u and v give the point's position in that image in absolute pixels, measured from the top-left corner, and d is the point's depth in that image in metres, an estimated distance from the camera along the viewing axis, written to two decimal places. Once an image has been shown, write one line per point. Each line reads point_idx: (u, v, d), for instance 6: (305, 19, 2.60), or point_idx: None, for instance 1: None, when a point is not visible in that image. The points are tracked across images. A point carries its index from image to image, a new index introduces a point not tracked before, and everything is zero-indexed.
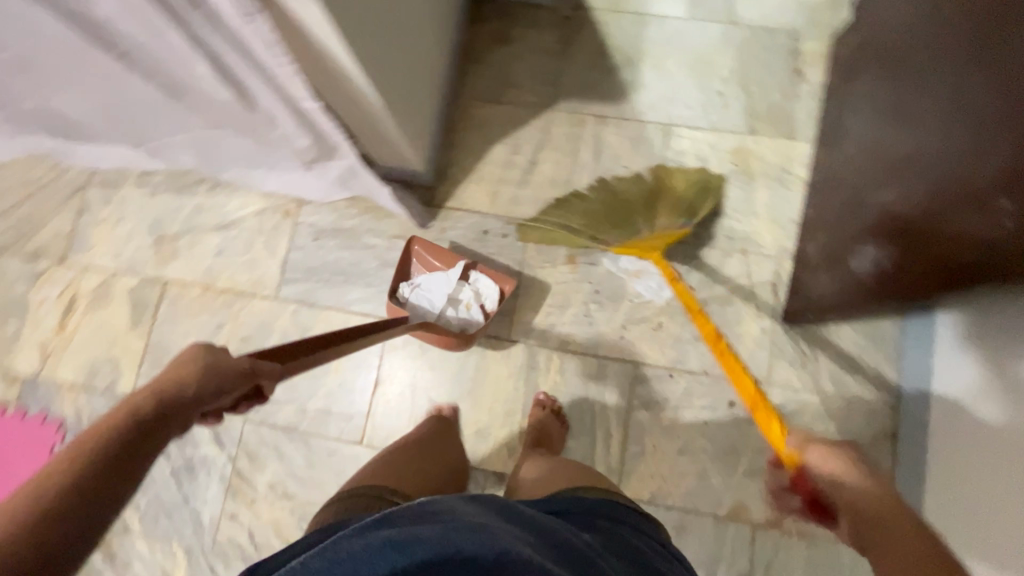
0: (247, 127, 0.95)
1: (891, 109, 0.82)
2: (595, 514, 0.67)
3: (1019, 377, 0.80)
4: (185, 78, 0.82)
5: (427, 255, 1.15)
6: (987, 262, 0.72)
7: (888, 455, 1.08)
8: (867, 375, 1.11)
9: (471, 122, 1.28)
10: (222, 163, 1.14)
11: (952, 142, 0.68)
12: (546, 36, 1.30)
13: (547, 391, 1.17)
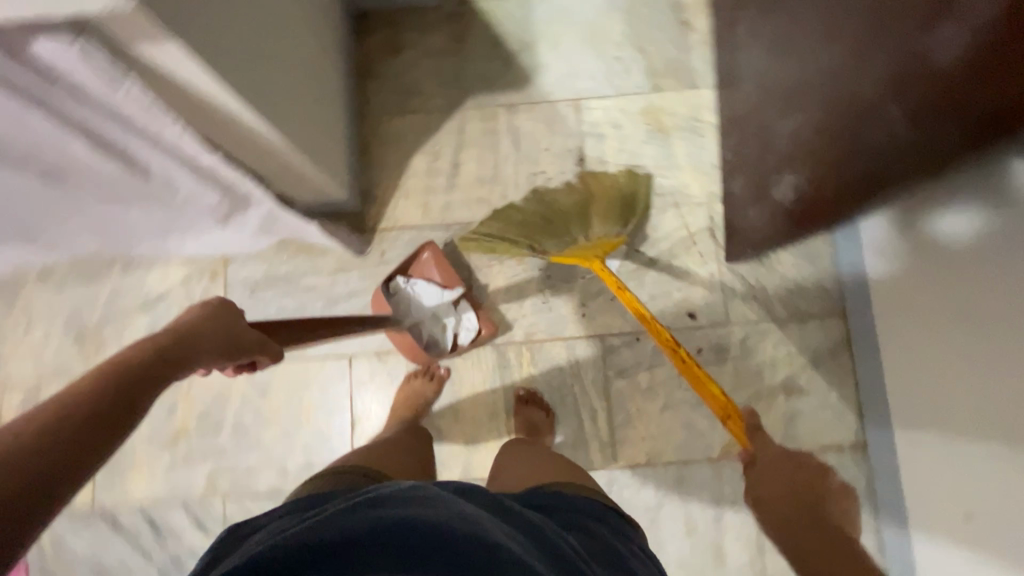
0: (146, 195, 0.89)
1: (775, 45, 0.87)
2: (584, 514, 0.66)
3: (940, 261, 0.88)
4: (61, 159, 0.75)
5: (431, 265, 1.14)
6: (887, 170, 0.77)
7: (847, 360, 1.15)
8: (813, 292, 1.18)
9: (384, 139, 1.25)
10: (129, 240, 1.07)
11: (840, 63, 0.74)
12: (438, 37, 1.29)
13: (532, 386, 1.17)
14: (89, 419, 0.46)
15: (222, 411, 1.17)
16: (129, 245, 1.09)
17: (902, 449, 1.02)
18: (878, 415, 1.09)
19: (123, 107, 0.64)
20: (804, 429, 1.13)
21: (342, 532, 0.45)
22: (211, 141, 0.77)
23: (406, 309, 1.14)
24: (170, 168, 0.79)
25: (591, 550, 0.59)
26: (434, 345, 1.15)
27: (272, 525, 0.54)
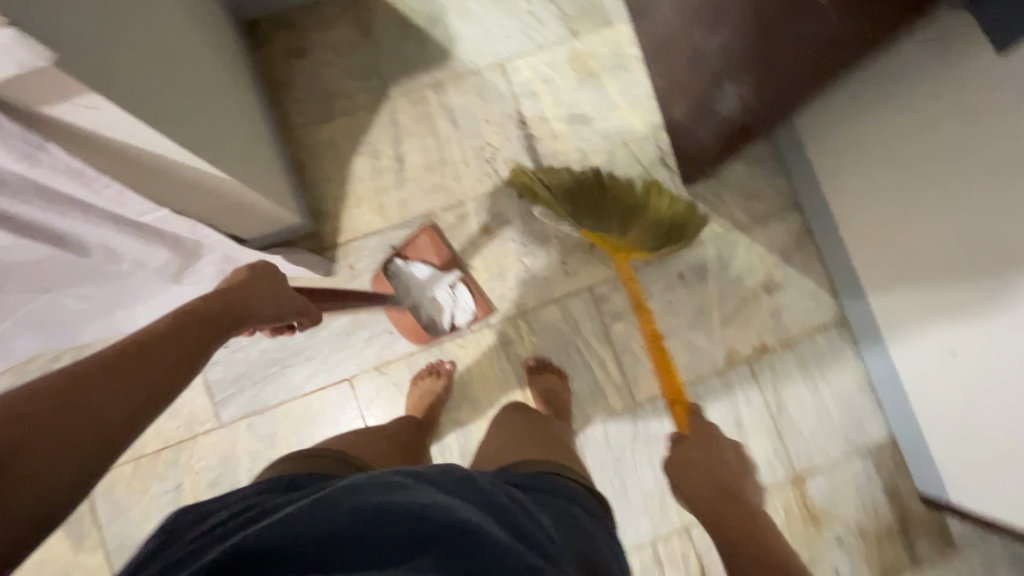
0: (82, 277, 0.75)
1: None
2: (552, 494, 0.67)
3: (882, 132, 0.96)
4: None
5: (426, 245, 1.16)
6: (821, 60, 0.83)
7: (812, 246, 1.23)
8: (767, 192, 1.24)
9: (317, 150, 1.19)
10: (65, 332, 0.92)
11: None
12: (342, 31, 1.22)
13: (540, 354, 1.18)
14: (138, 358, 0.55)
15: (234, 472, 1.11)
16: (74, 335, 0.96)
17: (879, 311, 1.12)
18: (851, 288, 1.18)
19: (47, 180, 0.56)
20: (791, 319, 1.21)
21: (309, 530, 0.44)
22: (153, 195, 0.70)
23: (405, 287, 1.15)
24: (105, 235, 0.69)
25: (559, 526, 0.59)
26: (432, 326, 1.15)
27: (234, 505, 0.53)
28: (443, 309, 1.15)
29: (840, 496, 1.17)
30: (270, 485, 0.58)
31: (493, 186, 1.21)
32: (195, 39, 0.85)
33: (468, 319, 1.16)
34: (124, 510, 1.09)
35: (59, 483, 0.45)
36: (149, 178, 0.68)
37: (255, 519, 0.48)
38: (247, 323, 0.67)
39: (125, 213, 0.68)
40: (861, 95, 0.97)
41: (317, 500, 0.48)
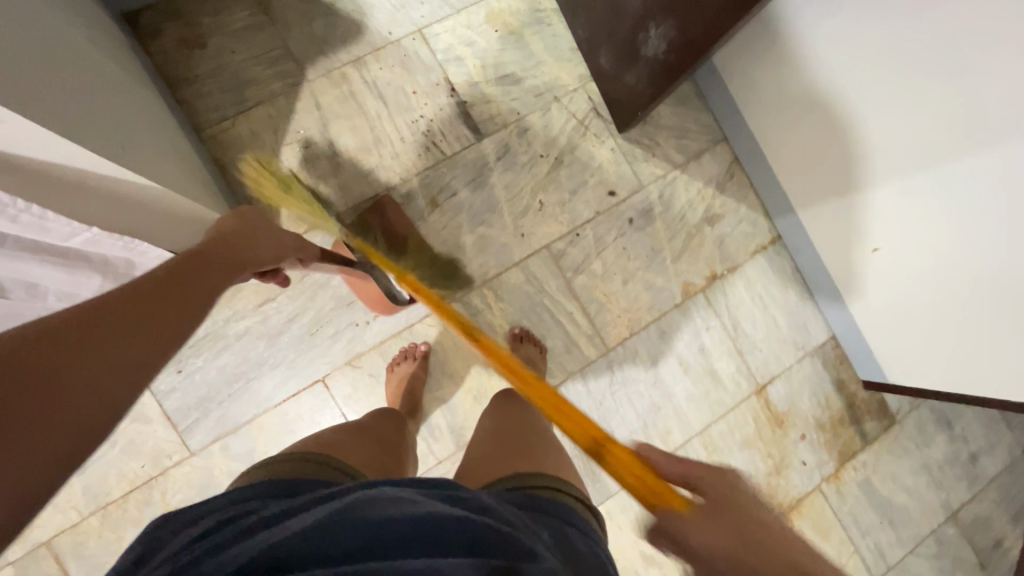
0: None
1: None
2: (555, 511, 0.58)
3: (792, 54, 1.03)
4: None
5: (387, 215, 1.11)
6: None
7: (742, 174, 1.31)
8: (695, 129, 1.30)
9: (239, 147, 1.11)
10: None
11: None
12: (240, 14, 1.12)
13: (521, 324, 1.19)
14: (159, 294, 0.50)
15: None
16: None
17: (809, 226, 1.22)
18: (782, 208, 1.27)
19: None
20: (734, 245, 1.30)
21: (316, 539, 0.39)
22: (71, 213, 0.62)
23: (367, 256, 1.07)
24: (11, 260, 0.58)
25: (563, 540, 0.53)
26: (395, 295, 1.10)
27: (211, 523, 0.46)
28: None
29: (798, 397, 1.30)
30: (263, 490, 0.53)
31: (433, 159, 1.18)
32: (77, 36, 0.75)
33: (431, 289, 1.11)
34: (100, 564, 1.01)
35: (85, 415, 0.40)
36: (64, 185, 0.62)
37: (258, 527, 0.43)
38: (246, 267, 0.66)
39: (45, 237, 0.61)
40: (786, 27, 1.02)
41: (321, 509, 0.43)
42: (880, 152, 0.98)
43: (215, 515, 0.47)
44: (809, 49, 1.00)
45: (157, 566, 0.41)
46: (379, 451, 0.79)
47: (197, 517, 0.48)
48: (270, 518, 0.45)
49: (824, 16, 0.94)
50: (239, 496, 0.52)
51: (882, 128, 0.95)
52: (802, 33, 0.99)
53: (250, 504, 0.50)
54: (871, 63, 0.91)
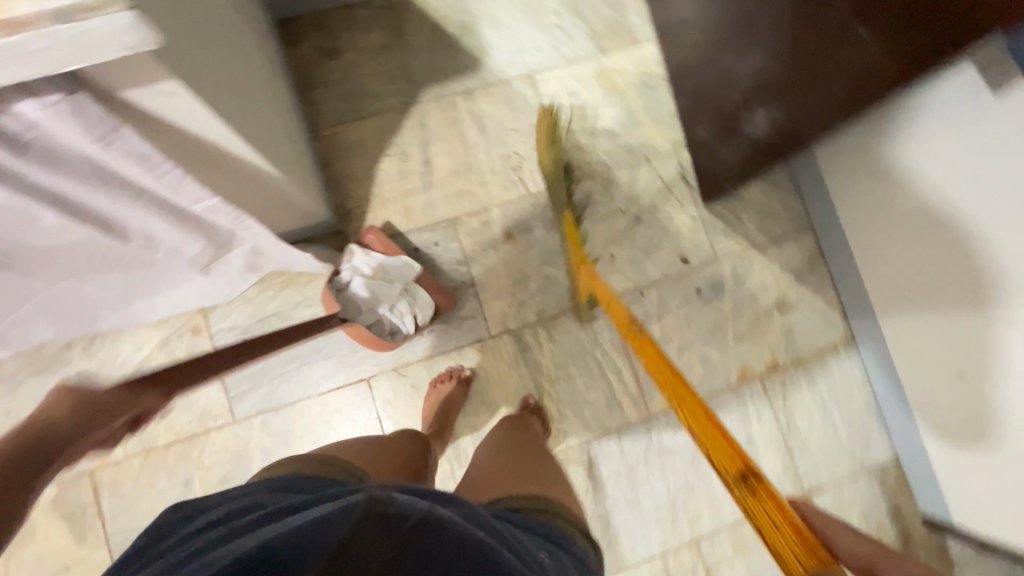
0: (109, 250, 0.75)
1: None
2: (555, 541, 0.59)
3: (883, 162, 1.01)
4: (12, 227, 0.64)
5: (377, 245, 1.11)
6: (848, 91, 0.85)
7: (824, 268, 1.27)
8: (782, 214, 1.28)
9: (345, 149, 1.20)
10: (58, 298, 0.87)
11: None
12: (375, 34, 1.24)
13: (568, 370, 1.19)
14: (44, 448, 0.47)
15: (247, 470, 1.10)
16: (74, 312, 0.93)
17: (888, 334, 1.15)
18: (861, 311, 1.21)
19: (99, 157, 0.57)
20: (803, 338, 1.24)
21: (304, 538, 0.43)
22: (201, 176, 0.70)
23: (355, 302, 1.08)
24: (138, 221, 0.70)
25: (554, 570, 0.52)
26: (394, 330, 1.10)
27: (226, 509, 0.51)
28: (403, 312, 1.10)
29: (845, 514, 1.20)
30: (281, 483, 0.57)
31: (517, 194, 1.22)
32: (240, 34, 0.85)
33: (433, 314, 1.12)
34: (129, 504, 1.07)
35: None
36: (194, 162, 0.68)
37: (268, 520, 0.47)
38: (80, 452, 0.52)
39: (177, 198, 0.68)
40: (895, 128, 0.96)
41: (319, 510, 0.47)
42: (947, 279, 0.94)
43: (230, 503, 0.51)
44: (924, 154, 0.92)
45: (176, 548, 0.46)
46: (397, 465, 0.81)
47: (216, 503, 0.53)
48: (280, 512, 0.49)
49: (943, 126, 0.87)
50: (255, 488, 0.55)
51: (952, 257, 0.92)
52: (920, 137, 0.92)
53: (267, 496, 0.54)
54: (953, 190, 0.89)
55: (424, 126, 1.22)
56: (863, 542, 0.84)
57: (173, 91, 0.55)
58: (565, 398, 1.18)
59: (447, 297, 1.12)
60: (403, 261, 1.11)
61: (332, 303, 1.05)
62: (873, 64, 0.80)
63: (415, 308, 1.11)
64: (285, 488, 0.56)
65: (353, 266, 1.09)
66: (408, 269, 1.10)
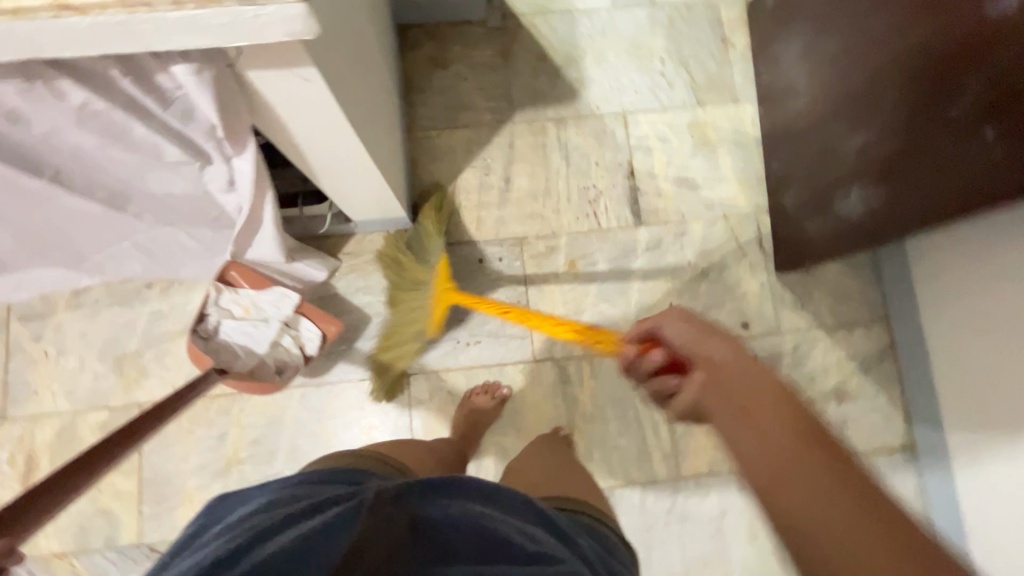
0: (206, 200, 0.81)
1: (847, 56, 0.94)
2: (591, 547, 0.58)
3: (984, 273, 0.95)
4: (133, 165, 0.71)
5: (243, 280, 1.04)
6: (952, 190, 0.80)
7: (894, 365, 1.20)
8: (857, 299, 1.22)
9: (433, 153, 1.25)
10: (149, 241, 0.94)
11: (912, 75, 0.82)
12: (484, 50, 1.29)
13: (604, 411, 1.17)
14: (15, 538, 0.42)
15: (277, 437, 1.13)
16: (164, 255, 1.00)
17: (955, 450, 1.07)
18: (927, 420, 1.13)
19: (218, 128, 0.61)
20: (857, 433, 1.17)
21: (323, 540, 0.44)
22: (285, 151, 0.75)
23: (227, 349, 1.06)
24: (240, 179, 0.75)
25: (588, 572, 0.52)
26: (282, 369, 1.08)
27: (256, 505, 0.51)
28: (288, 350, 1.08)
29: None
30: (314, 478, 0.57)
31: (588, 227, 1.23)
32: (369, 33, 0.91)
33: (320, 343, 1.08)
34: (167, 444, 1.12)
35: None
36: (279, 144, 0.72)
37: (295, 521, 0.47)
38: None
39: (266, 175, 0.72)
40: (997, 244, 0.91)
41: (335, 517, 0.47)
42: None
43: (263, 497, 0.52)
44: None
45: (211, 540, 0.47)
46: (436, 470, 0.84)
47: (251, 497, 0.54)
48: (305, 510, 0.49)
49: None
50: (286, 483, 0.56)
51: None
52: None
53: (298, 490, 0.54)
54: None
55: (512, 144, 1.26)
56: (717, 341, 0.67)
57: (310, 79, 0.57)
58: (595, 439, 1.16)
59: (332, 324, 1.06)
60: (276, 294, 1.06)
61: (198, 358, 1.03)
62: (970, 182, 0.77)
63: (305, 342, 1.08)
64: (318, 481, 0.56)
65: (222, 307, 1.06)
66: (282, 301, 1.06)
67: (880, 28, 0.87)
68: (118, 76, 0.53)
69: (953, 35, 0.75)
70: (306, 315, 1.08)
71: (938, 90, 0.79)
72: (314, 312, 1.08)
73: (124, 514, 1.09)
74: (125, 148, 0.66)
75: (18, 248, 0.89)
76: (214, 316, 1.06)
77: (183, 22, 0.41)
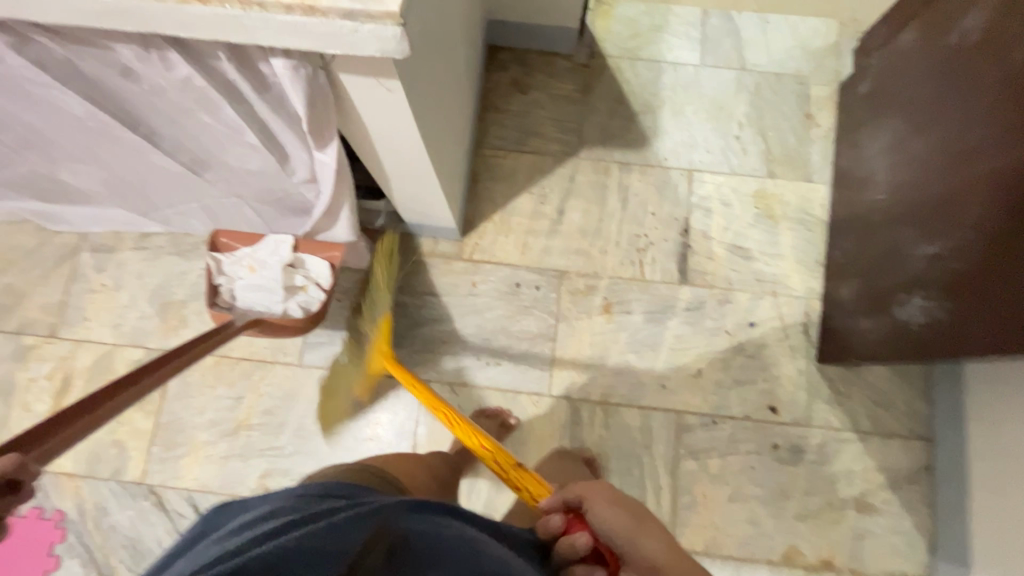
0: (275, 179, 0.86)
1: (935, 159, 0.92)
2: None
3: None
4: (219, 138, 0.76)
5: (236, 243, 1.10)
6: (1019, 322, 0.74)
7: (928, 488, 1.11)
8: (900, 409, 1.15)
9: (495, 172, 1.27)
10: (217, 207, 1.01)
11: (999, 191, 0.78)
12: (566, 84, 1.31)
13: (609, 462, 1.14)
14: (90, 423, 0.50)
15: (288, 412, 1.16)
16: (227, 221, 1.06)
17: None
18: (956, 556, 1.04)
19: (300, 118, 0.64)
20: (873, 551, 1.09)
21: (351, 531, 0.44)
22: (354, 148, 0.78)
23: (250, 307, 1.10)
24: (309, 165, 0.79)
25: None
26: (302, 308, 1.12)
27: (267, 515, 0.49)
28: (304, 287, 1.11)
29: None
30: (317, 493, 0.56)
31: (631, 274, 1.22)
32: (459, 53, 0.95)
33: (330, 272, 1.11)
34: (188, 394, 1.17)
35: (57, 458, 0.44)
36: (348, 140, 0.75)
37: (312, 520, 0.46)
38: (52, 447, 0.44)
39: (331, 163, 0.75)
40: None
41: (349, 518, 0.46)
42: None
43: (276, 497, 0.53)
44: None
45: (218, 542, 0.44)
46: (432, 483, 0.86)
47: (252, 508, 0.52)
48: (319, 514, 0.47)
49: None
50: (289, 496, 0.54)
51: None
52: None
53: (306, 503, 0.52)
54: None
55: (573, 179, 1.27)
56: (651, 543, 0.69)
57: (392, 89, 0.60)
58: None
59: (335, 250, 1.09)
60: (272, 242, 1.08)
61: (223, 316, 1.09)
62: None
63: (318, 277, 1.12)
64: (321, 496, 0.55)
65: (229, 272, 1.10)
66: (278, 246, 1.08)
67: (978, 140, 0.83)
68: (222, 57, 0.57)
69: None
70: (310, 252, 1.11)
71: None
72: (313, 248, 1.10)
73: (135, 451, 1.14)
74: (215, 120, 0.71)
75: (102, 189, 0.96)
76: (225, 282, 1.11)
77: (288, 24, 0.44)
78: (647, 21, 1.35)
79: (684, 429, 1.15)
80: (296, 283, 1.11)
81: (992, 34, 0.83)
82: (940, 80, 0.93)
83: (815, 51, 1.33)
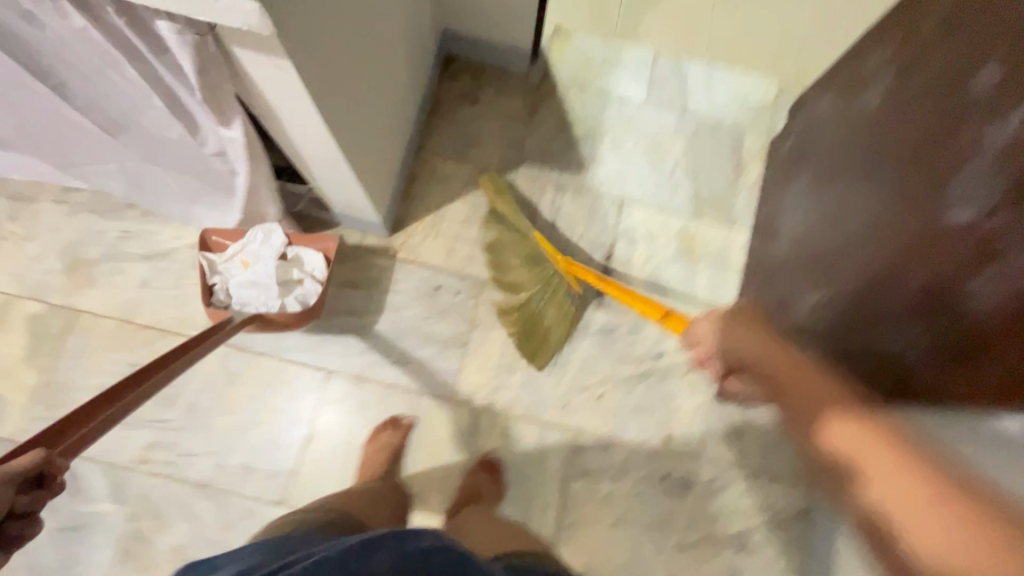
0: (188, 149, 0.86)
1: (832, 215, 0.96)
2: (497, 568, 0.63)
3: None
4: (128, 99, 0.77)
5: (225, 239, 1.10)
6: None
7: (803, 533, 1.15)
8: (788, 454, 1.19)
9: (433, 176, 1.29)
10: (135, 171, 1.00)
11: (875, 251, 0.82)
12: (515, 101, 1.35)
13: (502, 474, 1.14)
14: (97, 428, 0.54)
15: (184, 387, 1.14)
16: (147, 187, 1.05)
17: None
18: None
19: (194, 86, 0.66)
20: None
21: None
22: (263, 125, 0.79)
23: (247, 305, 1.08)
24: (217, 137, 0.80)
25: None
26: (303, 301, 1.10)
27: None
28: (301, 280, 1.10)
29: None
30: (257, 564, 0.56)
31: None
32: (394, 53, 0.97)
33: (325, 262, 1.11)
34: (82, 356, 1.14)
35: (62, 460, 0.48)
36: (255, 116, 0.77)
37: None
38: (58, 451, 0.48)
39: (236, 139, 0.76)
40: None
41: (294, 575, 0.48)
42: None
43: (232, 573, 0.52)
44: None
45: None
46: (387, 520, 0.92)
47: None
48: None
49: None
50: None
51: None
52: None
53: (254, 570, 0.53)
54: None
55: (508, 193, 1.29)
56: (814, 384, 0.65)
57: (283, 67, 0.62)
58: None
59: (329, 239, 1.10)
60: (260, 234, 1.08)
61: (220, 314, 1.06)
62: None
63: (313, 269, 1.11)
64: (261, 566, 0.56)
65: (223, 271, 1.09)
66: (268, 234, 1.07)
67: (863, 199, 0.88)
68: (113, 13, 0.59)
69: (915, 232, 0.74)
70: (302, 245, 1.11)
71: (890, 276, 0.78)
72: (305, 241, 1.11)
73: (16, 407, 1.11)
74: (119, 79, 0.72)
75: (15, 134, 0.95)
76: (219, 281, 1.09)
77: None
78: (601, 55, 1.41)
79: (580, 449, 1.17)
80: (292, 278, 1.10)
81: (883, 106, 0.88)
82: (843, 142, 0.98)
83: (753, 105, 1.40)
